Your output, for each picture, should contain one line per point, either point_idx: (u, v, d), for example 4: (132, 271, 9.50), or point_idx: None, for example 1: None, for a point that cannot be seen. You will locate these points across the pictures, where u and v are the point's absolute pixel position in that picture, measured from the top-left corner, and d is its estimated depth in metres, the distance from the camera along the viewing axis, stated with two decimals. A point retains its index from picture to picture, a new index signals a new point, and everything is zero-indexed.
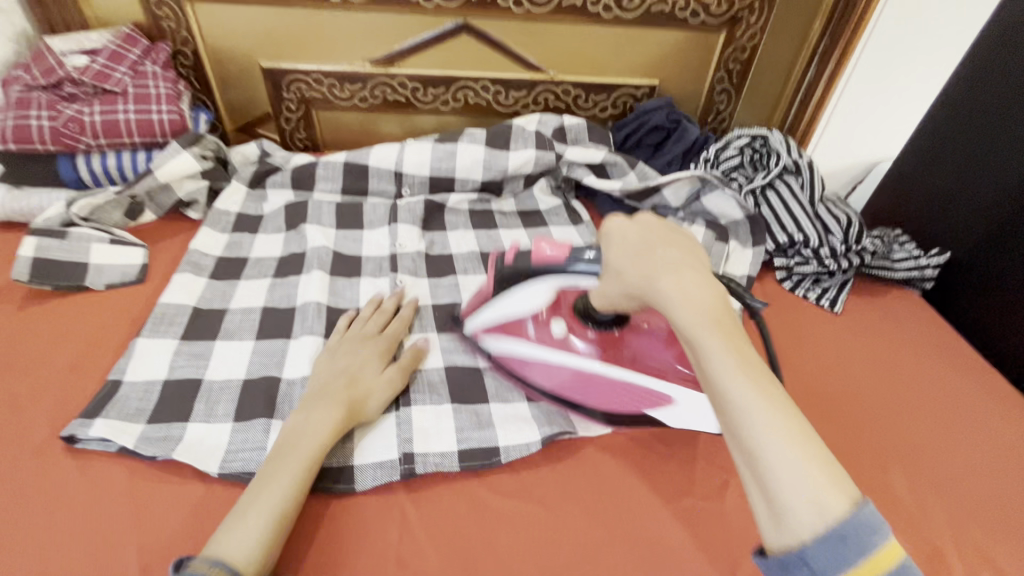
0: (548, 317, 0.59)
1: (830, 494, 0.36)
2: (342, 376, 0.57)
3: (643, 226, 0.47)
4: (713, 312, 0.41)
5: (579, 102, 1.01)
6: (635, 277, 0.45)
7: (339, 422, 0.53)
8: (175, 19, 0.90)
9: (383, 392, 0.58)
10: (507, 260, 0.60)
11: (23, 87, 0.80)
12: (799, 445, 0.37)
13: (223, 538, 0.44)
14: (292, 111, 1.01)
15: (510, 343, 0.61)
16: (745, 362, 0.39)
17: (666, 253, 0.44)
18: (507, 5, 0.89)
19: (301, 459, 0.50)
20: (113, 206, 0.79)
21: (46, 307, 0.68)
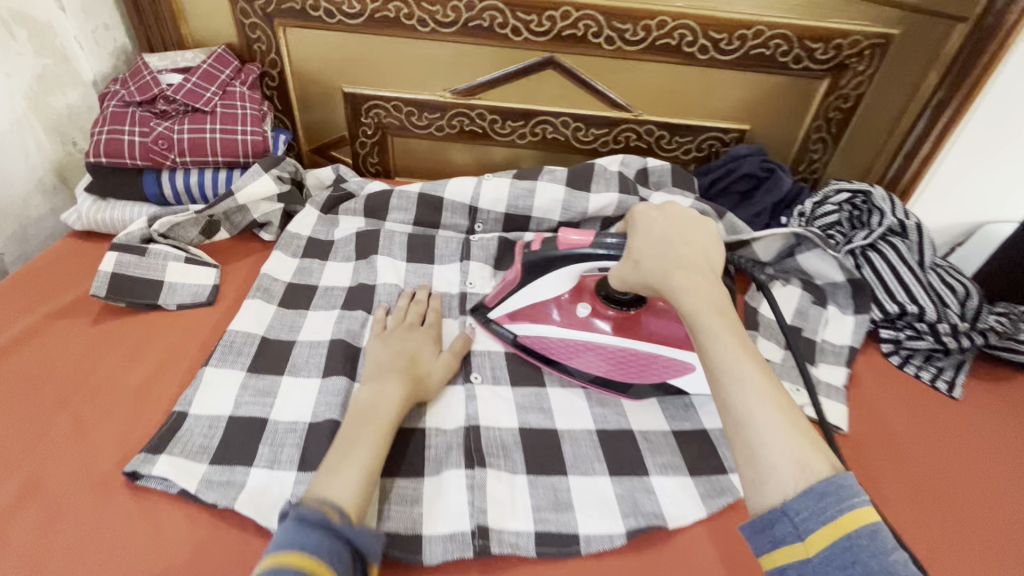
0: (571, 299, 0.64)
1: (810, 457, 0.40)
2: (401, 355, 0.61)
3: (665, 222, 0.56)
4: (715, 304, 0.49)
5: (662, 143, 0.97)
6: (652, 266, 0.53)
7: (406, 394, 0.56)
8: (266, 42, 0.91)
9: (442, 372, 0.62)
10: (531, 246, 0.63)
11: (119, 102, 0.82)
12: (781, 410, 0.43)
13: (326, 485, 0.46)
14: (368, 137, 1.01)
15: (535, 327, 0.66)
16: (743, 350, 0.46)
17: (682, 252, 0.53)
18: (598, 42, 0.86)
19: (376, 428, 0.52)
20: (191, 225, 0.78)
21: (121, 325, 0.68)
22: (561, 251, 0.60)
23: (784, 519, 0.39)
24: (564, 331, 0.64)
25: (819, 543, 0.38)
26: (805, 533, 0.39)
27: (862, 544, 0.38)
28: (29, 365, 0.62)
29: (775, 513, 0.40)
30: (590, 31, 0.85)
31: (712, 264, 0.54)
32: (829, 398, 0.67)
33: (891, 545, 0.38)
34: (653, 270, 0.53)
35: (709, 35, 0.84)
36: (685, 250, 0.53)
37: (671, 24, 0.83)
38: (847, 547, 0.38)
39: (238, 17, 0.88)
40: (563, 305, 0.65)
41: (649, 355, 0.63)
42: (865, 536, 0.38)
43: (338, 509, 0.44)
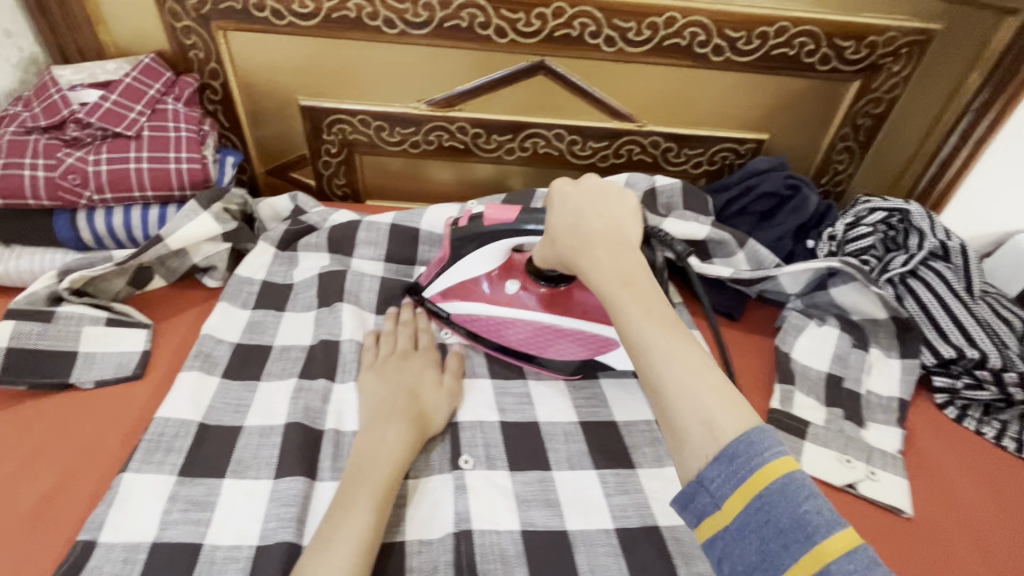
0: (500, 276, 0.62)
1: (721, 415, 0.36)
2: (401, 392, 0.55)
3: (583, 197, 0.51)
4: (623, 272, 0.45)
5: (669, 156, 0.85)
6: (566, 245, 0.49)
7: (410, 441, 0.51)
8: (205, 49, 0.77)
9: (447, 403, 0.57)
10: (461, 223, 0.58)
11: (20, 128, 0.67)
12: (700, 376, 0.38)
13: (315, 563, 0.41)
14: (332, 155, 0.87)
15: (466, 305, 0.64)
16: (650, 314, 0.42)
17: (594, 228, 0.49)
18: (596, 43, 0.74)
19: (378, 478, 0.47)
20: (115, 275, 0.65)
21: (21, 414, 0.54)
22: (487, 227, 0.57)
23: (701, 490, 0.35)
24: (497, 309, 0.63)
25: (735, 509, 0.34)
26: (722, 500, 0.34)
27: (774, 501, 0.33)
28: None
29: (693, 486, 0.35)
30: (586, 30, 0.72)
31: (628, 237, 0.49)
32: (886, 472, 0.56)
33: (804, 496, 0.33)
34: (565, 244, 0.50)
35: (724, 34, 0.72)
36: (596, 217, 0.49)
37: (680, 21, 0.71)
38: (760, 506, 0.33)
39: (168, 20, 0.74)
40: (491, 280, 0.63)
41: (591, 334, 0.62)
42: (777, 493, 0.33)
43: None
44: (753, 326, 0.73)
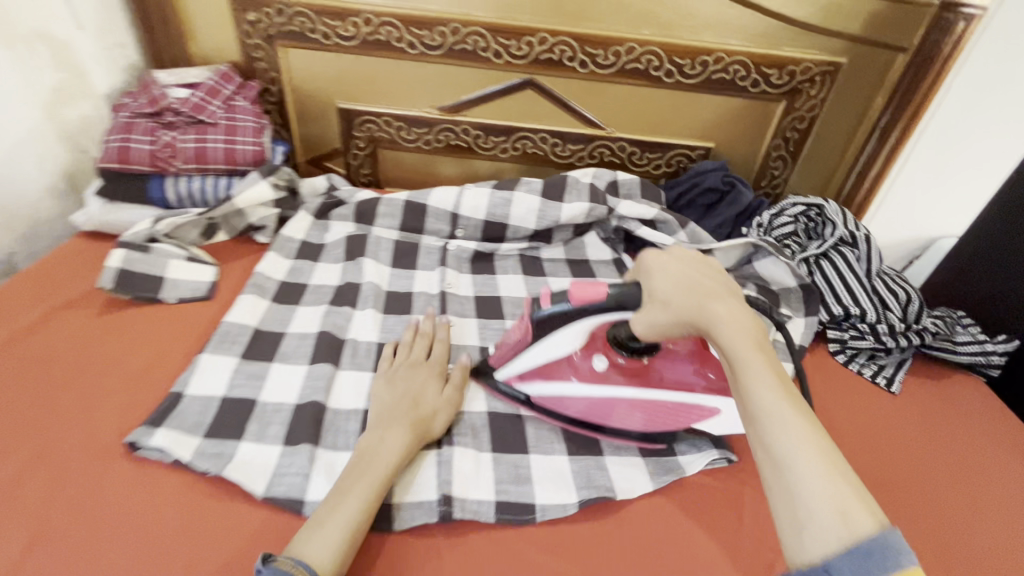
0: (585, 352, 0.62)
1: (857, 510, 0.39)
2: (407, 398, 0.61)
3: (683, 262, 0.53)
4: (752, 337, 0.47)
5: (635, 158, 1.04)
6: (684, 305, 0.50)
7: (408, 444, 0.57)
8: (267, 61, 0.98)
9: (446, 412, 0.62)
10: (541, 304, 0.58)
11: (130, 114, 0.89)
12: (832, 471, 0.40)
13: (304, 541, 0.47)
14: (360, 149, 1.08)
15: (551, 386, 0.64)
16: (782, 388, 0.44)
17: (712, 291, 0.50)
18: (572, 65, 0.93)
19: (377, 472, 0.53)
20: (192, 226, 0.85)
21: (125, 316, 0.74)
22: (573, 305, 0.56)
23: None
24: (577, 383, 0.62)
25: None
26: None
27: None
28: (36, 350, 0.67)
29: (818, 572, 0.38)
30: (564, 55, 0.92)
31: (731, 287, 0.52)
32: None
33: None
34: (682, 302, 0.50)
35: (674, 60, 0.91)
36: (708, 279, 0.51)
37: (638, 50, 0.91)
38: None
39: (242, 38, 0.96)
40: (581, 355, 0.63)
41: (659, 405, 0.61)
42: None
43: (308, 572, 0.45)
44: None
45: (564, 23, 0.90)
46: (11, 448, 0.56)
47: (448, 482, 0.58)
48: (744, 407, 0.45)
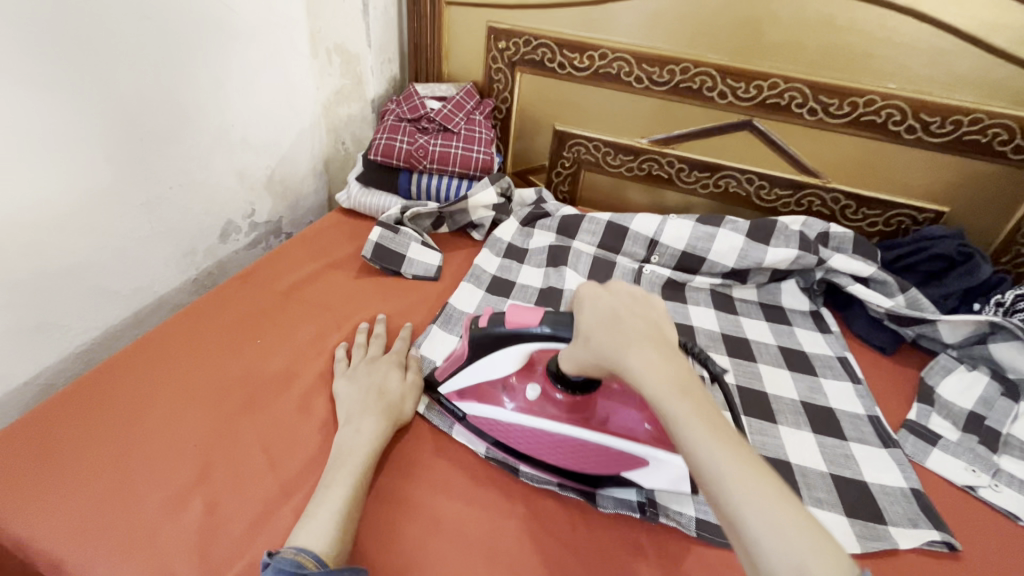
0: (520, 380, 0.64)
1: (824, 572, 0.35)
2: (370, 390, 0.66)
3: (618, 299, 0.53)
4: (677, 384, 0.46)
5: (847, 212, 1.00)
6: (602, 345, 0.50)
7: (382, 430, 0.61)
8: (505, 83, 1.12)
9: (410, 395, 0.67)
10: (479, 323, 0.62)
11: (394, 117, 1.07)
12: (778, 506, 0.38)
13: (304, 530, 0.50)
14: (565, 168, 1.17)
15: (481, 408, 0.64)
16: (709, 426, 0.43)
17: (634, 328, 0.50)
18: (800, 112, 0.93)
19: (356, 461, 0.58)
20: (428, 216, 0.99)
21: (374, 281, 0.89)
22: (507, 329, 0.58)
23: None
24: (509, 413, 0.63)
25: None
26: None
27: None
28: (315, 297, 0.85)
29: None
30: (793, 101, 0.92)
31: (670, 338, 0.50)
32: (1010, 488, 0.64)
33: None
34: (606, 348, 0.50)
35: (920, 117, 0.87)
36: (634, 317, 0.51)
37: (879, 103, 0.88)
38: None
39: (489, 62, 1.11)
40: (516, 386, 0.64)
41: (598, 446, 0.60)
42: None
43: (315, 561, 0.47)
44: (903, 361, 0.84)
45: (804, 70, 0.90)
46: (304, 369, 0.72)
47: (650, 486, 0.61)
48: (686, 462, 0.43)
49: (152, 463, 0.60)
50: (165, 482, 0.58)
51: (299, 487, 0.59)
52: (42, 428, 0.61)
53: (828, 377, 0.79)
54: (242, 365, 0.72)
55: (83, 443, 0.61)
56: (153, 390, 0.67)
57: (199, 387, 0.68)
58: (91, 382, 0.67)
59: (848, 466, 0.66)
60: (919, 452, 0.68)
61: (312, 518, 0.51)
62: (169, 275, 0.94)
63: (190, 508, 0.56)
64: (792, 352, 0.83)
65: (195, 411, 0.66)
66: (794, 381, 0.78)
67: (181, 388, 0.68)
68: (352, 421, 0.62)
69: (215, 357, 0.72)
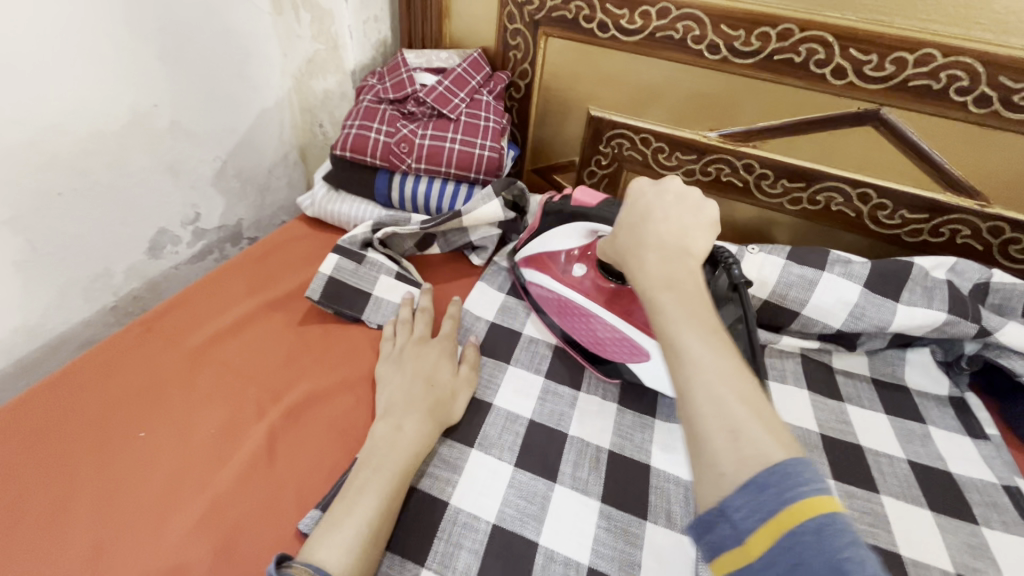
0: (578, 257, 0.63)
1: (753, 431, 0.31)
2: (417, 381, 0.55)
3: (659, 198, 0.47)
4: (669, 278, 0.41)
5: (1010, 249, 0.69)
6: (626, 247, 0.47)
7: (429, 430, 0.51)
8: (524, 50, 0.83)
9: (462, 393, 0.57)
10: (557, 198, 0.66)
11: (373, 97, 0.80)
12: (735, 389, 0.33)
13: (322, 542, 0.41)
14: (600, 167, 0.88)
15: (536, 276, 0.67)
16: (692, 316, 0.38)
17: (658, 231, 0.45)
18: (962, 101, 0.62)
19: (399, 461, 0.47)
20: (410, 236, 0.74)
21: (328, 331, 0.66)
22: (574, 206, 0.62)
23: (721, 520, 0.30)
24: (554, 282, 0.64)
25: (758, 545, 0.29)
26: (743, 535, 0.29)
27: (806, 543, 0.27)
28: (241, 359, 0.61)
29: (713, 515, 0.31)
30: (954, 85, 0.61)
31: (691, 247, 0.44)
32: None
33: (845, 545, 0.27)
34: (624, 246, 0.47)
35: None
36: (663, 222, 0.45)
37: None
38: (788, 545, 0.27)
39: (503, 21, 0.82)
40: (570, 259, 0.64)
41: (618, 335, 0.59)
42: (811, 531, 0.27)
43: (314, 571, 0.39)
44: None
45: (980, 37, 0.58)
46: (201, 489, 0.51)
47: None
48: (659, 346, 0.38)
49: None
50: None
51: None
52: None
53: (996, 529, 0.51)
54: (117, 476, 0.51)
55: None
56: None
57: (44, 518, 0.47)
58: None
59: None
60: None
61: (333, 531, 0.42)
62: (71, 305, 0.72)
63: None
64: (931, 473, 0.55)
65: (30, 560, 0.45)
66: (944, 533, 0.50)
67: (40, 502, 0.48)
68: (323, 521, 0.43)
69: (88, 456, 0.52)
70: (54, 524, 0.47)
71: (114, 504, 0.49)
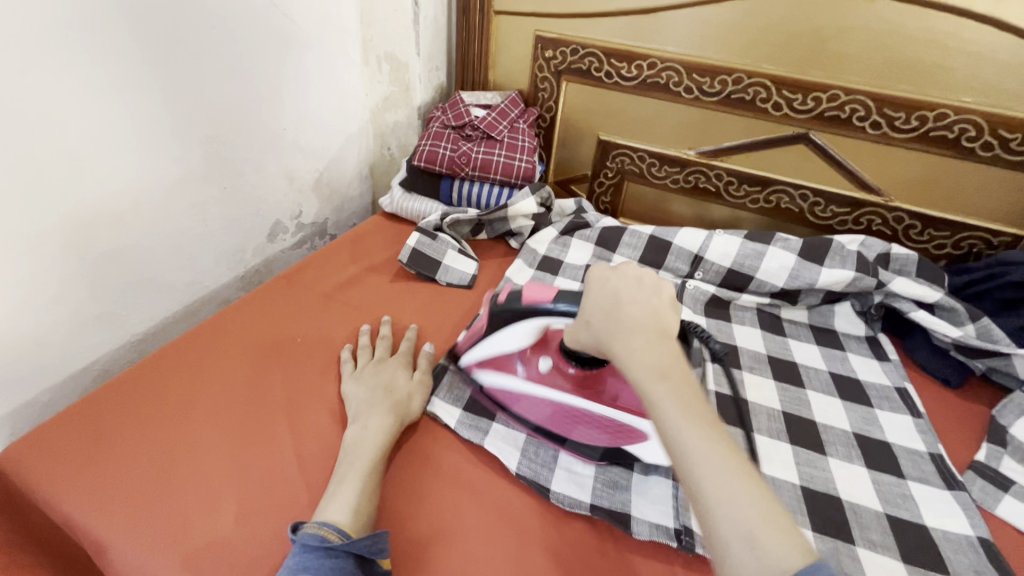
0: (536, 352, 0.65)
1: (764, 535, 0.38)
2: (378, 389, 0.67)
3: (623, 282, 0.52)
4: (659, 368, 0.46)
5: (911, 233, 0.94)
6: (602, 328, 0.51)
7: (388, 425, 0.62)
8: (550, 92, 1.11)
9: (417, 394, 0.68)
10: (500, 298, 0.62)
11: (439, 125, 1.08)
12: (744, 493, 0.39)
13: (325, 512, 0.52)
14: (607, 178, 1.15)
15: (499, 378, 0.67)
16: (686, 412, 0.44)
17: (634, 316, 0.50)
18: (861, 125, 0.88)
19: (365, 457, 0.58)
20: (467, 224, 1.00)
21: (410, 287, 0.90)
22: (523, 305, 0.59)
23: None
24: (522, 381, 0.65)
25: None
26: None
27: None
28: (350, 301, 0.86)
29: None
30: (855, 114, 0.88)
31: (664, 327, 0.50)
32: None
33: None
34: (602, 330, 0.51)
35: (997, 133, 0.81)
36: (633, 306, 0.50)
37: (952, 117, 0.82)
38: None
39: (535, 71, 1.11)
40: (527, 358, 0.65)
41: (602, 417, 0.61)
42: None
43: (337, 534, 0.50)
44: (970, 396, 0.78)
45: (867, 82, 0.85)
46: (329, 377, 0.73)
47: (687, 512, 0.57)
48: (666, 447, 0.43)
49: (181, 461, 0.61)
50: (191, 482, 0.60)
51: (313, 497, 0.60)
52: (75, 424, 0.63)
53: (884, 410, 0.73)
54: (271, 369, 0.73)
55: (116, 439, 0.62)
56: (185, 386, 0.69)
57: (229, 388, 0.70)
58: (125, 382, 0.69)
59: (907, 507, 0.61)
60: (987, 498, 0.63)
61: (334, 500, 0.54)
62: (219, 270, 0.98)
63: (209, 517, 0.57)
64: (844, 380, 0.78)
65: (218, 416, 0.66)
66: (846, 411, 0.73)
67: (220, 383, 0.70)
68: (360, 418, 0.63)
69: (246, 360, 0.74)
70: (230, 397, 0.69)
71: (270, 387, 0.71)
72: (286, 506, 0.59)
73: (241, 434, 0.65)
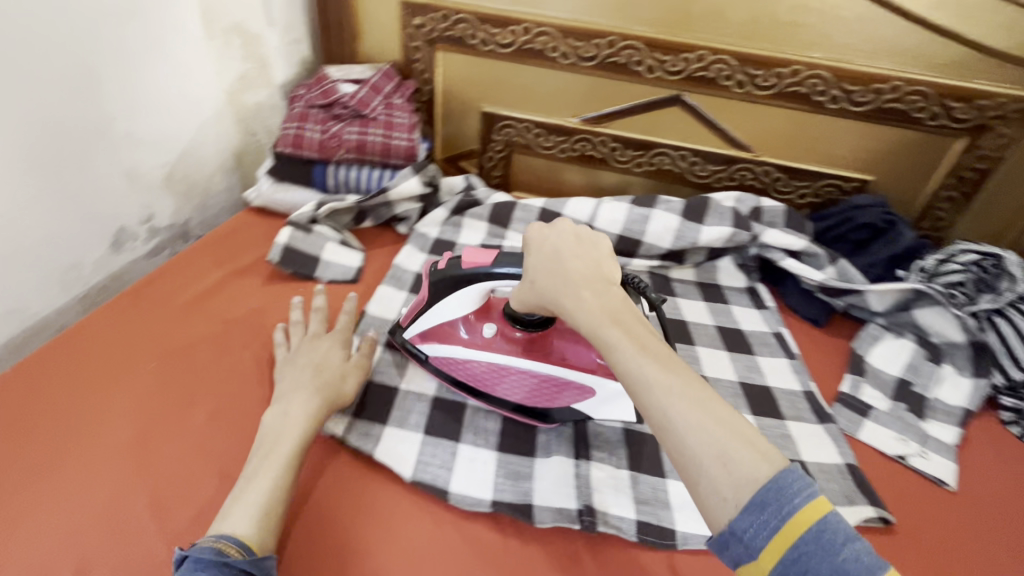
0: (479, 318, 0.63)
1: (735, 451, 0.38)
2: (308, 368, 0.62)
3: (562, 237, 0.52)
4: (610, 313, 0.47)
5: (779, 185, 1.00)
6: (546, 285, 0.50)
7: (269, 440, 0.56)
8: (425, 62, 1.04)
9: (354, 375, 0.64)
10: (439, 265, 0.61)
11: (304, 104, 0.98)
12: (709, 415, 0.39)
13: (224, 522, 0.48)
14: (496, 152, 1.11)
15: (445, 349, 0.64)
16: (639, 348, 0.44)
17: (576, 267, 0.50)
18: (727, 84, 0.91)
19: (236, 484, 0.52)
20: (347, 211, 0.91)
21: (286, 288, 0.82)
22: (464, 269, 0.58)
23: (735, 540, 0.36)
24: (469, 351, 0.63)
25: (770, 558, 0.35)
26: (755, 551, 0.36)
27: (810, 553, 0.35)
28: (214, 312, 0.76)
29: (726, 535, 0.37)
30: (720, 74, 0.90)
31: (608, 276, 0.50)
32: (937, 454, 0.67)
33: (841, 541, 0.35)
34: (545, 285, 0.51)
35: (842, 86, 0.87)
36: (574, 259, 0.50)
37: (804, 73, 0.87)
38: (796, 557, 0.35)
39: (406, 41, 1.03)
40: (471, 324, 0.63)
41: (553, 380, 0.61)
42: (812, 541, 0.35)
43: (238, 547, 0.46)
44: (835, 333, 0.85)
45: (728, 41, 0.88)
46: (195, 402, 0.64)
47: (588, 490, 0.57)
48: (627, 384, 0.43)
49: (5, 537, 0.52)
50: (16, 558, 0.51)
51: (184, 542, 0.53)
52: None
53: (764, 355, 0.78)
54: (122, 403, 0.63)
55: None
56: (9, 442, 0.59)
57: (62, 437, 0.60)
58: None
59: (787, 446, 0.65)
60: (852, 426, 0.69)
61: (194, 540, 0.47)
62: (48, 292, 0.83)
63: None
64: (729, 332, 0.82)
65: (52, 473, 0.57)
66: (732, 361, 0.77)
67: (56, 431, 0.60)
68: None
69: (87, 399, 0.63)
70: (68, 445, 0.59)
71: (120, 425, 0.61)
72: (145, 562, 0.51)
73: (85, 488, 0.56)
